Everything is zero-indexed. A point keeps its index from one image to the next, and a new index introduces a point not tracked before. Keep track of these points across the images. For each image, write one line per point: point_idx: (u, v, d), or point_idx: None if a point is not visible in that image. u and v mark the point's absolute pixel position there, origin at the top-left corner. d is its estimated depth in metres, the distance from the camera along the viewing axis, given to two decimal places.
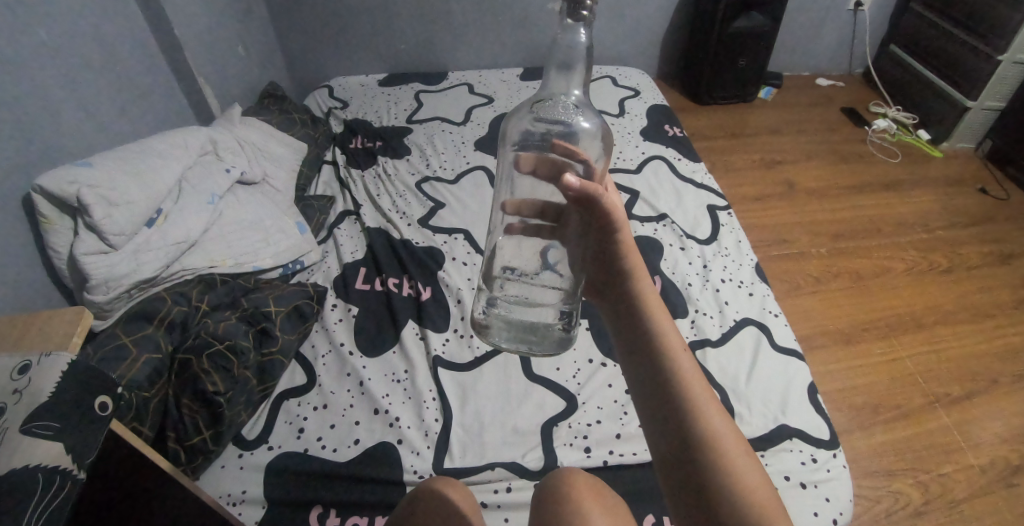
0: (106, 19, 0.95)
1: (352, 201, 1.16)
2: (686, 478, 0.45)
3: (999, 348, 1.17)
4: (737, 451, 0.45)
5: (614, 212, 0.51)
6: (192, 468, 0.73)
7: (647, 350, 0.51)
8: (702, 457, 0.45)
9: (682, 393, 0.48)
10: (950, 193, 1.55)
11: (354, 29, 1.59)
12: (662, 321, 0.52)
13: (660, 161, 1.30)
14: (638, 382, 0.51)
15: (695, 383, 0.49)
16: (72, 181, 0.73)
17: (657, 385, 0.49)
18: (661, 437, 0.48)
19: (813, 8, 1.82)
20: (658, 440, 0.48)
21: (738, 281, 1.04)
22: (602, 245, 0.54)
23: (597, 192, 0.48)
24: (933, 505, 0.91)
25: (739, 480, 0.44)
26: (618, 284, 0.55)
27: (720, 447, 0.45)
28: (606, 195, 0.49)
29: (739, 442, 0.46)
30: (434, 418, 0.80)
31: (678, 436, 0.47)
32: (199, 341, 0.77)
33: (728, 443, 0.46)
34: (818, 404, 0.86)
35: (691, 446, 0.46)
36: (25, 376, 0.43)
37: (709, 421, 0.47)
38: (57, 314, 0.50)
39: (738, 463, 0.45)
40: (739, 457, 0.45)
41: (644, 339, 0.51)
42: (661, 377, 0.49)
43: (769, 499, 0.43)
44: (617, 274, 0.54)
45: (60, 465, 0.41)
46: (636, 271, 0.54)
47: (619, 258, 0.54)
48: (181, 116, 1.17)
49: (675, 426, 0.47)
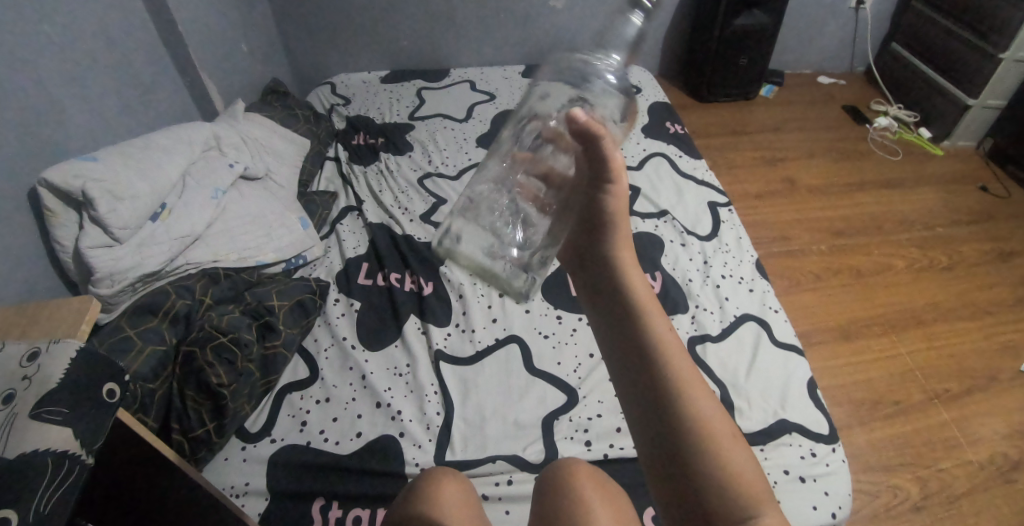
0: (111, 15, 0.96)
1: (355, 196, 1.17)
2: (668, 461, 0.40)
3: (998, 345, 1.17)
4: (725, 436, 0.40)
5: (614, 166, 0.50)
6: (196, 459, 0.73)
7: (625, 315, 0.47)
8: (687, 435, 0.40)
9: (664, 367, 0.43)
10: (951, 191, 1.55)
11: (356, 26, 1.60)
12: (639, 286, 0.49)
13: (660, 158, 1.31)
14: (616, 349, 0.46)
15: (681, 361, 0.43)
16: (77, 175, 0.74)
17: (635, 350, 0.45)
18: (639, 409, 0.43)
19: (815, 5, 1.82)
20: (632, 410, 0.43)
21: (738, 277, 1.04)
22: (591, 207, 0.53)
23: (601, 134, 0.47)
24: (931, 500, 0.91)
25: (726, 463, 0.39)
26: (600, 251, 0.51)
27: (702, 425, 0.40)
28: (610, 145, 0.49)
29: (728, 428, 0.41)
30: (436, 412, 0.81)
31: (659, 414, 0.42)
32: (205, 333, 0.78)
33: (715, 425, 0.41)
34: (819, 399, 0.87)
35: (672, 423, 0.41)
36: (34, 363, 0.44)
37: (695, 400, 0.42)
38: (65, 303, 0.50)
39: (725, 445, 0.40)
40: (726, 442, 0.40)
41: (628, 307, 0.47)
42: (638, 343, 0.45)
43: (759, 486, 0.39)
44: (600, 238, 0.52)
45: (69, 450, 0.41)
46: (622, 239, 0.53)
47: (606, 218, 0.52)
48: (184, 111, 1.18)
49: (654, 403, 0.42)
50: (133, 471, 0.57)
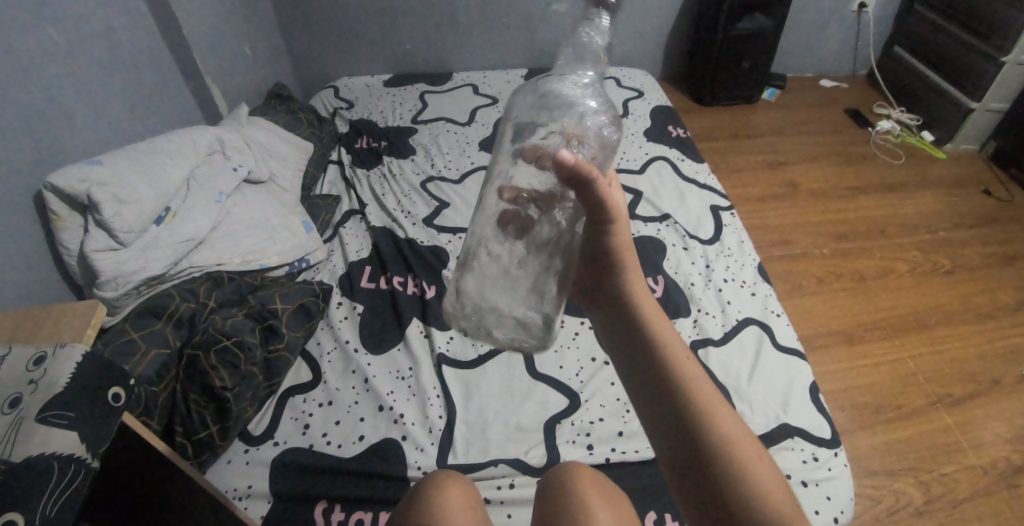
0: (117, 21, 0.97)
1: (358, 200, 1.18)
2: (700, 488, 0.41)
3: (1001, 349, 1.17)
4: (752, 455, 0.41)
5: (610, 199, 0.51)
6: (199, 462, 0.74)
7: (642, 345, 0.48)
8: (714, 457, 0.41)
9: (684, 393, 0.44)
10: (955, 195, 1.55)
11: (359, 31, 1.60)
12: (656, 318, 0.51)
13: (662, 162, 1.31)
14: (636, 380, 0.47)
15: (703, 387, 0.45)
16: (83, 179, 0.75)
17: (655, 382, 0.46)
18: (666, 439, 0.44)
19: (817, 9, 1.82)
20: (659, 439, 0.44)
21: (740, 281, 1.04)
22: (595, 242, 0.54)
23: (592, 174, 0.48)
24: (933, 505, 0.91)
25: (754, 481, 0.40)
26: (612, 284, 0.54)
27: (728, 446, 0.41)
28: (602, 182, 0.49)
29: (751, 442, 0.42)
30: (438, 415, 0.81)
31: (684, 439, 0.43)
32: (209, 337, 0.78)
33: (741, 445, 0.41)
34: (821, 403, 0.86)
35: (698, 448, 0.42)
36: (41, 367, 0.44)
37: (718, 424, 0.43)
38: (71, 307, 0.51)
39: (752, 465, 0.40)
40: (753, 461, 0.41)
41: (644, 338, 0.49)
42: (658, 373, 0.46)
43: (789, 503, 0.39)
44: (610, 274, 0.55)
45: (75, 453, 0.42)
46: (632, 271, 0.54)
47: (612, 252, 0.54)
48: (188, 115, 1.19)
49: (675, 424, 0.44)
50: (140, 473, 0.58)
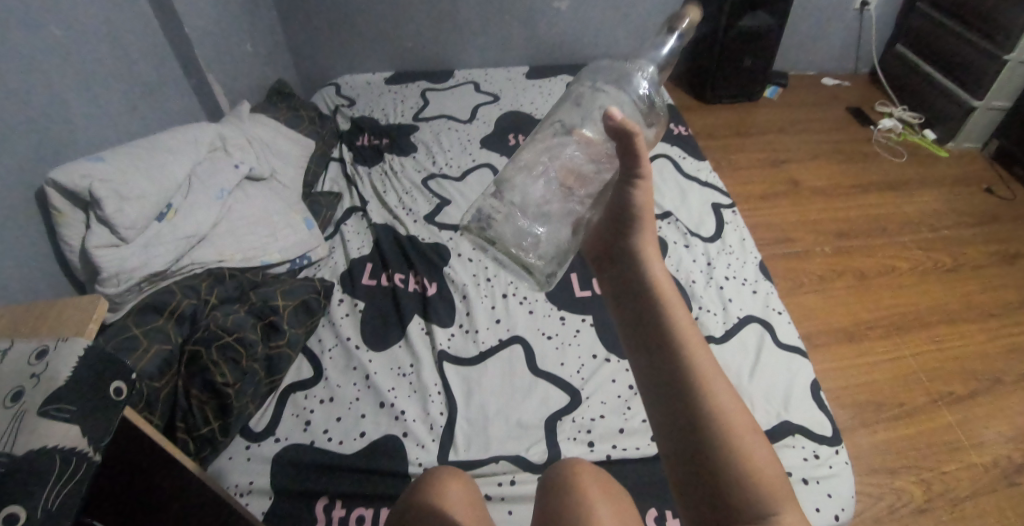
0: (119, 18, 0.97)
1: (359, 197, 1.17)
2: (687, 450, 0.40)
3: (1003, 347, 1.17)
4: (744, 427, 0.40)
5: (647, 163, 0.49)
6: (200, 458, 0.74)
7: (646, 305, 0.46)
8: (707, 423, 0.40)
9: (684, 356, 0.43)
10: (957, 193, 1.55)
11: (360, 28, 1.60)
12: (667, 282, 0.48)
13: (664, 159, 1.31)
14: (635, 339, 0.46)
15: (703, 354, 0.43)
16: (85, 175, 0.75)
17: (655, 341, 0.44)
18: (659, 398, 0.43)
19: (819, 7, 1.81)
20: (651, 398, 0.43)
21: (741, 279, 1.04)
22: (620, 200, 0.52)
23: (635, 135, 0.47)
24: (934, 504, 0.91)
25: (745, 452, 0.39)
26: (625, 248, 0.51)
27: (721, 414, 0.40)
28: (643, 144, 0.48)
29: (749, 425, 0.40)
30: (439, 412, 0.81)
31: (678, 401, 0.41)
32: (210, 333, 0.79)
33: (735, 414, 0.40)
34: (822, 401, 0.86)
35: (689, 410, 0.41)
36: (42, 361, 0.44)
37: (714, 391, 0.41)
38: (72, 301, 0.51)
39: (744, 435, 0.39)
40: (746, 433, 0.40)
41: (649, 298, 0.46)
42: (658, 334, 0.44)
43: (774, 477, 0.39)
44: (627, 232, 0.52)
45: (76, 446, 0.42)
46: (649, 236, 0.51)
47: (633, 213, 0.51)
48: (189, 112, 1.19)
49: (672, 394, 0.42)
50: (141, 469, 0.58)
